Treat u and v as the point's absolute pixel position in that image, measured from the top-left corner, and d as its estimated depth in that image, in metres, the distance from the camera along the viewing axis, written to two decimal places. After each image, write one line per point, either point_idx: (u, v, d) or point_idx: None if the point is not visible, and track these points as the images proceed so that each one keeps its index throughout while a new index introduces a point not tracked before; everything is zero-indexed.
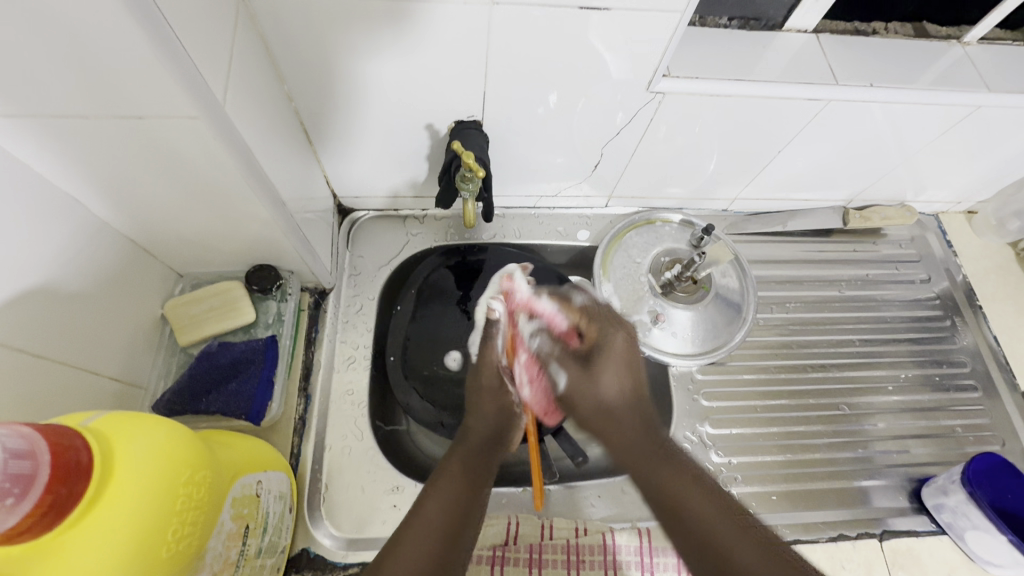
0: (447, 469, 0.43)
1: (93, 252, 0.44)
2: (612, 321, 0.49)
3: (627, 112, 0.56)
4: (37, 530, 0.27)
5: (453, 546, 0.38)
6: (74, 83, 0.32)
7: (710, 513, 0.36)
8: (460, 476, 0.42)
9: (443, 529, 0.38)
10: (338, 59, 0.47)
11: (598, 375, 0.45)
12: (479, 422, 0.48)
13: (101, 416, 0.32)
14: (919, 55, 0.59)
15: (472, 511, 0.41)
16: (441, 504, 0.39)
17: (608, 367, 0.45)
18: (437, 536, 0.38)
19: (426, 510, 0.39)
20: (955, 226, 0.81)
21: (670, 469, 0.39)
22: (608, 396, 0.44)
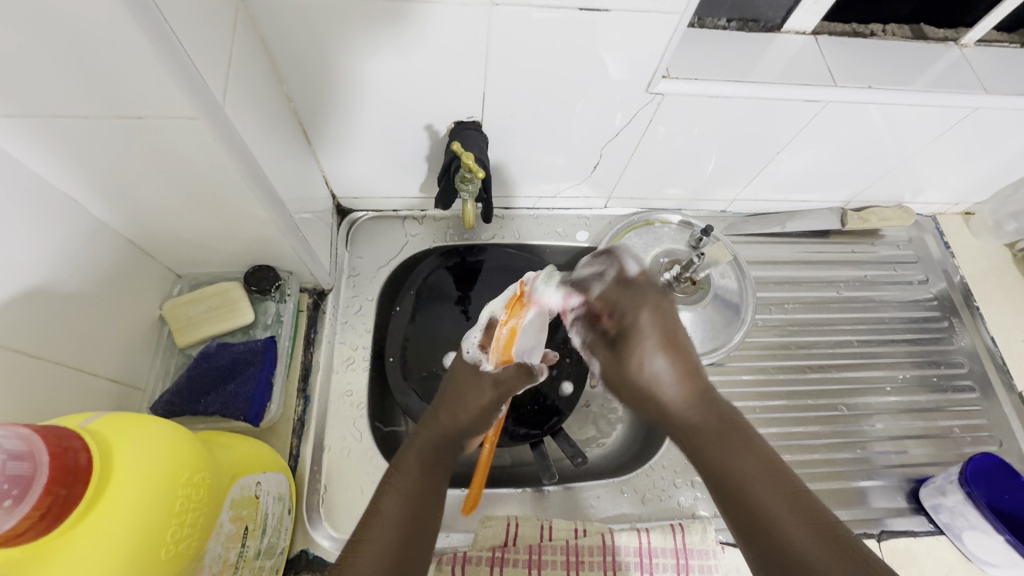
0: (402, 466, 0.45)
1: (92, 253, 0.43)
2: (643, 295, 0.47)
3: (626, 113, 0.56)
4: (36, 532, 0.27)
5: (408, 541, 0.40)
6: (73, 84, 0.32)
7: (772, 499, 0.38)
8: (414, 473, 0.45)
9: (399, 526, 0.40)
10: (338, 59, 0.47)
11: (635, 352, 0.46)
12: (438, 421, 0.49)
13: (100, 418, 0.32)
14: (917, 57, 0.59)
15: (426, 507, 0.43)
16: (394, 500, 0.42)
17: (646, 340, 0.46)
18: (393, 532, 0.40)
19: (383, 509, 0.41)
20: (952, 227, 0.81)
21: (728, 451, 0.41)
22: (652, 377, 0.46)
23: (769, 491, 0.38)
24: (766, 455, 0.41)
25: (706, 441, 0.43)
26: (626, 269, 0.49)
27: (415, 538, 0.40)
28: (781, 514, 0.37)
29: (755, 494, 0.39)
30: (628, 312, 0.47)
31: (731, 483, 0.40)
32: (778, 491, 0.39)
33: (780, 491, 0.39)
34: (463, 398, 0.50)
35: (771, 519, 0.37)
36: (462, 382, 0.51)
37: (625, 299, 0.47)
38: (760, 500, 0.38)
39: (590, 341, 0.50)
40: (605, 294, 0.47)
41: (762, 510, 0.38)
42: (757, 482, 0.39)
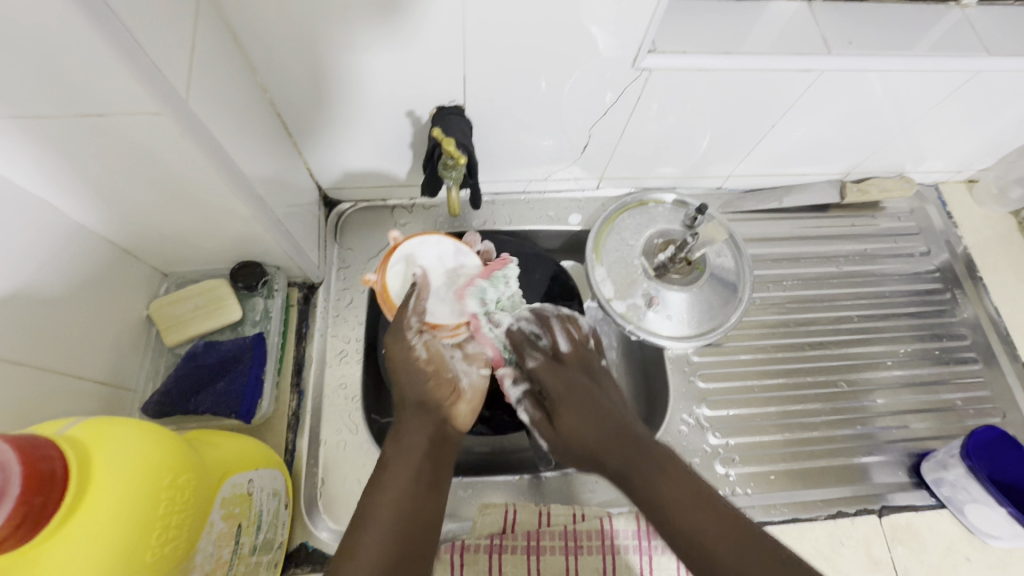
0: (389, 466, 0.43)
1: (71, 256, 0.43)
2: (552, 359, 0.54)
3: (615, 91, 0.54)
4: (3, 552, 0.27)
5: (404, 541, 0.39)
6: (30, 82, 0.31)
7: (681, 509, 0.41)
8: (400, 466, 0.43)
9: (394, 528, 0.39)
10: (313, 48, 0.46)
11: (552, 381, 0.52)
12: (404, 393, 0.48)
13: (79, 424, 0.31)
14: (914, 20, 0.57)
15: (422, 502, 0.42)
16: (391, 498, 0.41)
17: (559, 379, 0.52)
18: (387, 535, 0.39)
19: (375, 512, 0.40)
20: (956, 196, 0.79)
21: (653, 479, 0.44)
22: (579, 422, 0.50)
23: (689, 512, 0.41)
24: (692, 481, 0.43)
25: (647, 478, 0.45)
26: (557, 343, 0.55)
27: (413, 536, 0.40)
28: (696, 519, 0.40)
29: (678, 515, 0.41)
30: (555, 380, 0.52)
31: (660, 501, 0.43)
32: (708, 514, 0.40)
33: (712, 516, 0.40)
34: (405, 379, 0.49)
35: (705, 545, 0.39)
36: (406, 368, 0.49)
37: (555, 376, 0.52)
38: (683, 521, 0.41)
39: (537, 416, 0.54)
40: (537, 367, 0.53)
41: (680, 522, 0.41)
42: (688, 505, 0.41)
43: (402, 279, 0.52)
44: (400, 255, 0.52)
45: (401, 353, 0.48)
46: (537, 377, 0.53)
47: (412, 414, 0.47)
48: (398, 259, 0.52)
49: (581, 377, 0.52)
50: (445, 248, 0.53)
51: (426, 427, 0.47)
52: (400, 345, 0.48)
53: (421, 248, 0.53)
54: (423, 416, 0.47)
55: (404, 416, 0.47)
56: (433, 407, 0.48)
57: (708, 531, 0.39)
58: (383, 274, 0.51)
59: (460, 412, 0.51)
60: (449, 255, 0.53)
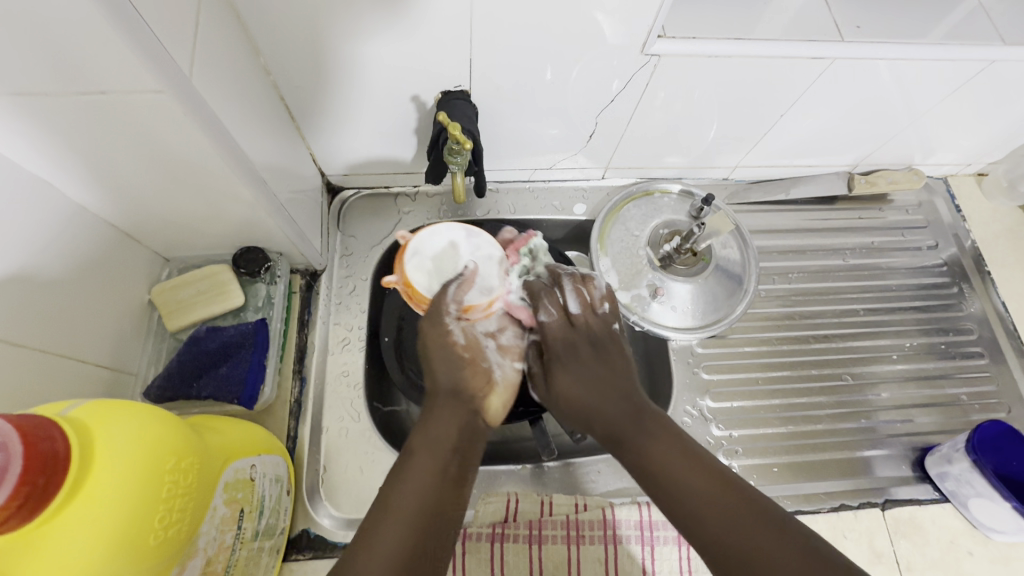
0: (413, 455, 0.42)
1: (73, 239, 0.42)
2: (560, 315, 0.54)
3: (622, 78, 0.53)
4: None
5: (427, 538, 0.38)
6: (28, 56, 0.30)
7: (688, 478, 0.41)
8: (430, 459, 0.42)
9: (417, 523, 0.38)
10: (317, 30, 0.45)
11: (556, 338, 0.53)
12: (437, 379, 0.48)
13: (80, 406, 0.31)
14: (928, 9, 0.56)
15: (449, 498, 0.41)
16: (413, 490, 0.39)
17: (564, 340, 0.53)
18: (409, 530, 0.37)
19: (397, 501, 0.39)
20: (965, 190, 0.78)
21: (653, 446, 0.44)
22: (582, 380, 0.50)
23: (692, 478, 0.41)
24: (690, 446, 0.43)
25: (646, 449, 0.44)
26: (569, 305, 0.54)
27: (434, 535, 0.38)
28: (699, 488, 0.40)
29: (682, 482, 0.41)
30: (559, 338, 0.53)
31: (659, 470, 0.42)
32: (711, 483, 0.40)
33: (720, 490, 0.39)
34: (439, 366, 0.48)
35: (702, 514, 0.39)
36: (443, 356, 0.48)
37: (562, 333, 0.53)
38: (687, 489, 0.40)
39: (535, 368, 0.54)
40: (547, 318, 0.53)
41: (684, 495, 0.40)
42: (694, 482, 0.40)
43: (423, 271, 0.50)
44: (415, 244, 0.51)
45: (435, 337, 0.48)
46: (546, 329, 0.53)
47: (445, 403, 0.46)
48: (411, 254, 0.51)
49: (584, 346, 0.52)
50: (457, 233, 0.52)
51: (456, 418, 0.45)
52: (436, 331, 0.48)
53: (435, 238, 0.52)
54: (456, 405, 0.46)
55: (435, 405, 0.46)
56: (467, 396, 0.47)
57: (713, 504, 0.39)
58: (403, 272, 0.50)
59: (494, 406, 0.50)
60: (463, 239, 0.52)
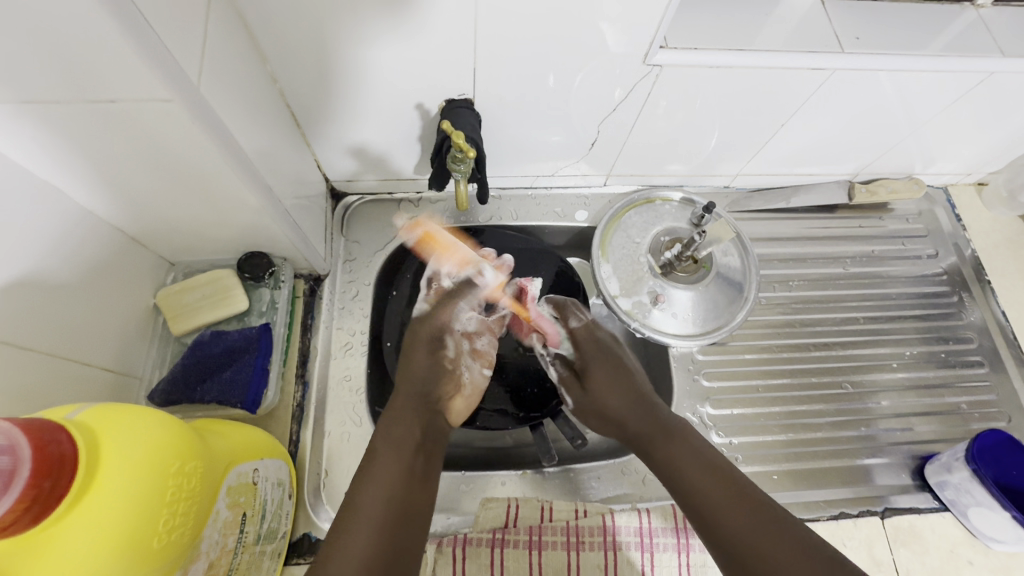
0: (377, 456, 0.44)
1: (81, 243, 0.43)
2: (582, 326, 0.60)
3: (624, 87, 0.54)
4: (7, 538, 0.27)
5: (395, 527, 0.40)
6: (40, 65, 0.31)
7: (706, 483, 0.44)
8: (394, 456, 0.44)
9: (385, 514, 0.40)
10: (324, 39, 0.45)
11: (582, 348, 0.59)
12: (401, 389, 0.50)
13: (86, 410, 0.31)
14: (928, 20, 0.56)
15: (415, 490, 0.43)
16: (379, 489, 0.42)
17: (597, 358, 0.57)
18: (378, 521, 0.40)
19: (364, 503, 0.40)
20: (965, 199, 0.79)
21: (677, 454, 0.47)
22: (606, 392, 0.55)
23: (706, 483, 0.44)
24: (710, 456, 0.46)
25: (671, 456, 0.47)
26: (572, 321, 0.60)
27: (404, 524, 0.41)
28: (714, 492, 0.43)
29: (697, 486, 0.44)
30: (583, 350, 0.58)
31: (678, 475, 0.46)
32: (724, 489, 0.43)
33: (733, 496, 0.42)
34: (411, 372, 0.52)
35: (715, 515, 0.42)
36: (409, 369, 0.53)
37: (584, 342, 0.59)
38: (705, 492, 0.44)
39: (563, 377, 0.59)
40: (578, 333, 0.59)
41: (699, 498, 0.44)
42: (716, 491, 0.43)
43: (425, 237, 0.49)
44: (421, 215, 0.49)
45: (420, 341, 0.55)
46: (572, 337, 0.60)
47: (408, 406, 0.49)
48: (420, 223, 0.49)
49: (606, 368, 0.57)
50: None
51: (415, 423, 0.48)
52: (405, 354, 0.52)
53: None
54: (416, 412, 0.49)
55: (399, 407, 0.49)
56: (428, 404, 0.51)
57: (727, 507, 0.42)
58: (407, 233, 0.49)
59: (457, 407, 0.55)
60: None
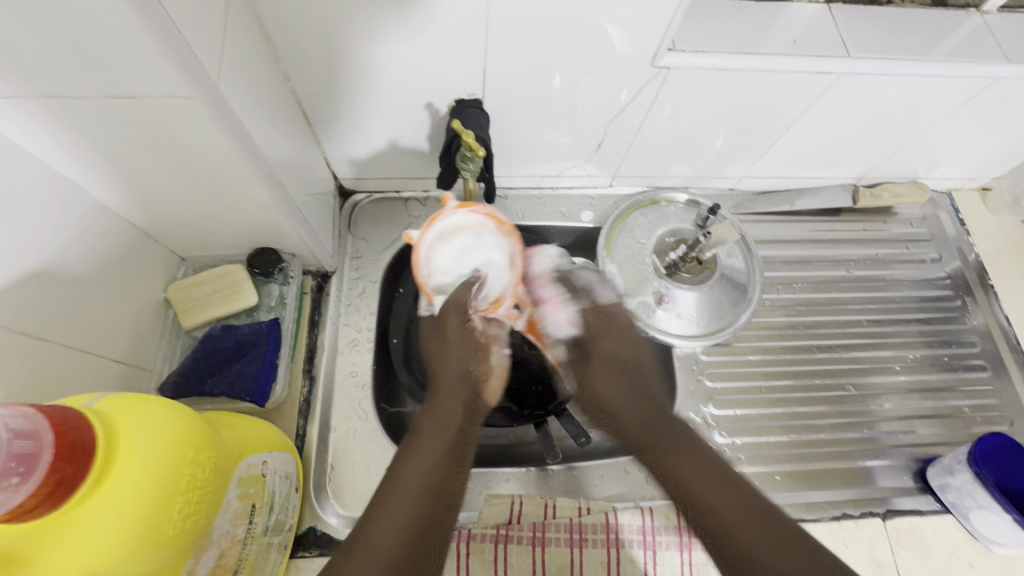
0: (423, 436, 0.48)
1: (97, 237, 0.44)
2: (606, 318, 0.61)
3: (631, 89, 0.55)
4: (27, 520, 0.28)
5: (431, 508, 0.44)
6: (63, 62, 0.31)
7: (709, 488, 0.48)
8: (435, 438, 0.48)
9: (419, 494, 0.44)
10: (336, 39, 0.46)
11: (605, 345, 0.60)
12: (446, 366, 0.54)
13: (104, 398, 0.32)
14: (935, 26, 0.57)
15: (450, 472, 0.47)
16: (417, 472, 0.46)
17: (617, 344, 0.60)
18: (412, 502, 0.44)
19: (405, 481, 0.45)
20: (969, 204, 0.79)
21: (681, 461, 0.50)
22: (614, 390, 0.57)
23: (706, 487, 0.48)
24: (710, 459, 0.50)
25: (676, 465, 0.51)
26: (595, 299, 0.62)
27: (437, 507, 0.45)
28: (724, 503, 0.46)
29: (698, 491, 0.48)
30: (602, 343, 0.60)
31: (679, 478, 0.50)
32: (732, 500, 0.46)
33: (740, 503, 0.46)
34: (455, 351, 0.55)
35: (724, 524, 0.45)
36: (451, 348, 0.55)
37: (601, 333, 0.60)
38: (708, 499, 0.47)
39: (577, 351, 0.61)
40: (597, 313, 0.61)
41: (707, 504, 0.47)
42: (726, 509, 0.46)
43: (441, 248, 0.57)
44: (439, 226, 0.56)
45: (455, 322, 0.56)
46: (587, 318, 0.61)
47: (449, 386, 0.53)
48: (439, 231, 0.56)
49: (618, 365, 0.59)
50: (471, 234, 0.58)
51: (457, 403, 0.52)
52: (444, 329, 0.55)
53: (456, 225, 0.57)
54: (458, 391, 0.53)
55: (444, 390, 0.53)
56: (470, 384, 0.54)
57: (730, 514, 0.46)
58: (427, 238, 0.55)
59: (490, 387, 0.56)
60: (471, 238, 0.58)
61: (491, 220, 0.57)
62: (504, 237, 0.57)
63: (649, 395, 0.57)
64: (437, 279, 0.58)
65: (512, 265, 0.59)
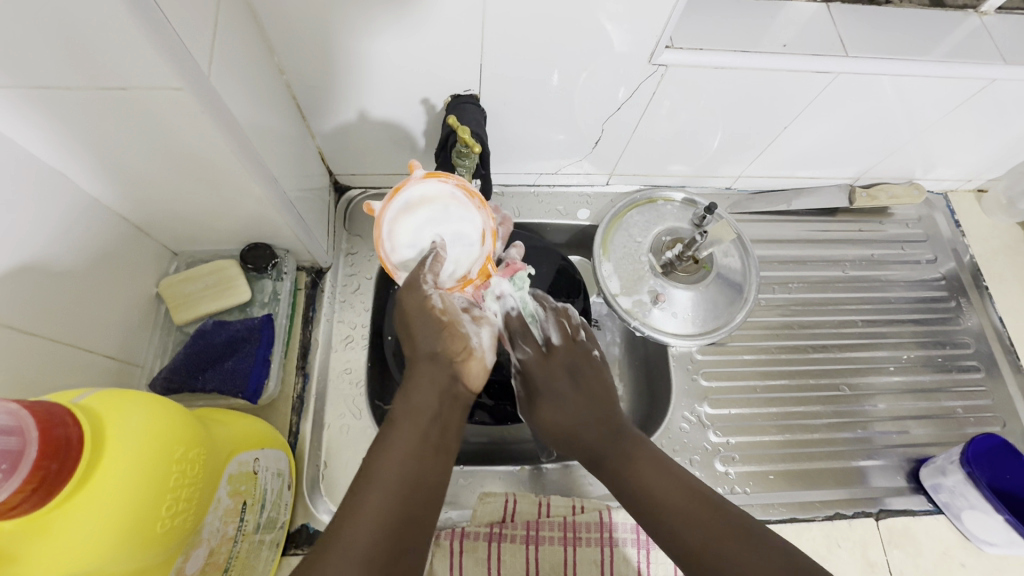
0: (396, 425, 0.40)
1: (87, 230, 0.43)
2: (557, 350, 0.53)
3: (629, 87, 0.54)
4: (13, 518, 0.27)
5: (411, 508, 0.36)
6: (50, 52, 0.31)
7: (679, 511, 0.38)
8: (409, 427, 0.40)
9: (399, 489, 0.36)
10: (331, 32, 0.46)
11: (537, 368, 0.52)
12: (415, 345, 0.46)
13: (93, 394, 0.32)
14: (933, 26, 0.57)
15: (430, 469, 0.39)
16: (392, 462, 0.38)
17: (551, 369, 0.51)
18: (393, 491, 0.36)
19: (378, 475, 0.37)
20: (965, 205, 0.79)
21: (640, 472, 0.42)
22: (563, 414, 0.48)
23: (680, 514, 0.38)
24: (679, 473, 0.41)
25: (636, 476, 0.42)
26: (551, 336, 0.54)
27: (419, 505, 0.36)
28: (690, 519, 0.38)
29: (663, 508, 0.39)
30: (540, 379, 0.51)
31: (650, 503, 0.40)
32: (692, 504, 0.39)
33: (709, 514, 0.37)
34: (419, 333, 0.46)
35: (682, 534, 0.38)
36: (429, 329, 0.45)
37: (541, 369, 0.51)
38: (675, 513, 0.39)
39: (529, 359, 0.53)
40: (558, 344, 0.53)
41: (663, 511, 0.39)
42: (682, 513, 0.38)
43: (404, 218, 0.50)
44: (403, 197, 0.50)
45: (414, 304, 0.45)
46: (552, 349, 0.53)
47: (427, 369, 0.44)
48: (402, 199, 0.50)
49: (562, 375, 0.51)
50: (439, 204, 0.50)
51: (435, 385, 0.43)
52: (412, 295, 0.46)
53: (427, 195, 0.50)
54: (434, 372, 0.44)
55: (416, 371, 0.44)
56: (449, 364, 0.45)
57: (693, 525, 0.37)
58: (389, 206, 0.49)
59: (474, 370, 0.46)
60: (438, 210, 0.50)
61: (461, 190, 0.50)
62: (475, 210, 0.50)
63: (602, 386, 0.50)
64: (401, 253, 0.49)
65: (484, 239, 0.50)
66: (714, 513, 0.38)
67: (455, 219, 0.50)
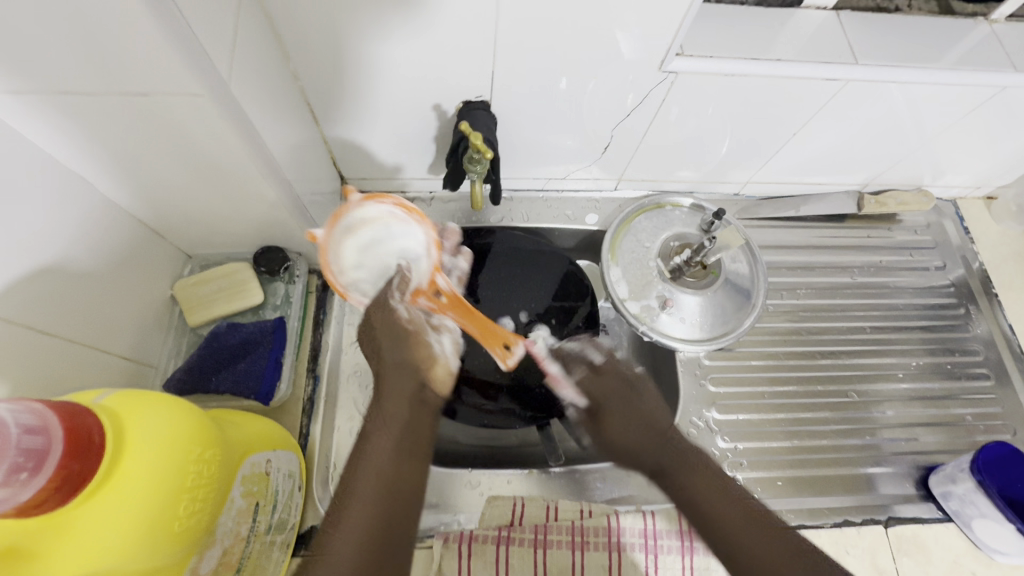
0: (372, 436, 0.45)
1: (105, 233, 0.44)
2: (608, 367, 0.60)
3: (638, 94, 0.55)
4: (37, 515, 0.28)
5: (392, 509, 0.42)
6: (76, 60, 0.32)
7: (735, 519, 0.46)
8: (383, 437, 0.45)
9: (381, 495, 0.42)
10: (346, 40, 0.46)
11: (597, 385, 0.59)
12: (382, 358, 0.50)
13: (112, 395, 0.32)
14: (943, 34, 0.57)
15: (406, 471, 0.44)
16: (371, 471, 0.43)
17: (608, 385, 0.59)
18: (375, 500, 0.41)
19: (362, 482, 0.42)
20: (974, 212, 0.79)
21: (695, 482, 0.50)
22: (620, 427, 0.56)
23: (736, 520, 0.46)
24: (726, 483, 0.49)
25: (689, 484, 0.50)
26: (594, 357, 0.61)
27: (399, 507, 0.42)
28: (746, 527, 0.45)
29: (720, 512, 0.47)
30: (599, 397, 0.58)
31: (705, 509, 0.48)
32: (745, 518, 0.46)
33: (760, 526, 0.46)
34: (385, 345, 0.51)
35: (741, 539, 0.45)
36: (398, 345, 0.51)
37: (598, 387, 0.59)
38: (732, 521, 0.46)
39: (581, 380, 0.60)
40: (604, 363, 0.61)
41: (720, 517, 0.47)
42: (737, 525, 0.46)
43: (352, 245, 0.48)
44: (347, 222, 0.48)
45: (381, 319, 0.50)
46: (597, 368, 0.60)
47: (394, 379, 0.49)
48: (344, 226, 0.48)
49: (619, 391, 0.58)
50: (382, 227, 0.49)
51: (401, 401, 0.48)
52: (381, 312, 0.50)
53: (371, 216, 0.48)
54: (400, 389, 0.49)
55: (385, 380, 0.49)
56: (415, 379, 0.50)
57: (749, 535, 0.45)
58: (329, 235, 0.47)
59: (437, 374, 0.54)
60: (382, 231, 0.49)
61: (400, 208, 0.49)
62: (415, 225, 0.50)
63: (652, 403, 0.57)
64: (351, 276, 0.49)
65: (431, 252, 0.52)
66: (763, 523, 0.46)
67: (405, 241, 0.50)
